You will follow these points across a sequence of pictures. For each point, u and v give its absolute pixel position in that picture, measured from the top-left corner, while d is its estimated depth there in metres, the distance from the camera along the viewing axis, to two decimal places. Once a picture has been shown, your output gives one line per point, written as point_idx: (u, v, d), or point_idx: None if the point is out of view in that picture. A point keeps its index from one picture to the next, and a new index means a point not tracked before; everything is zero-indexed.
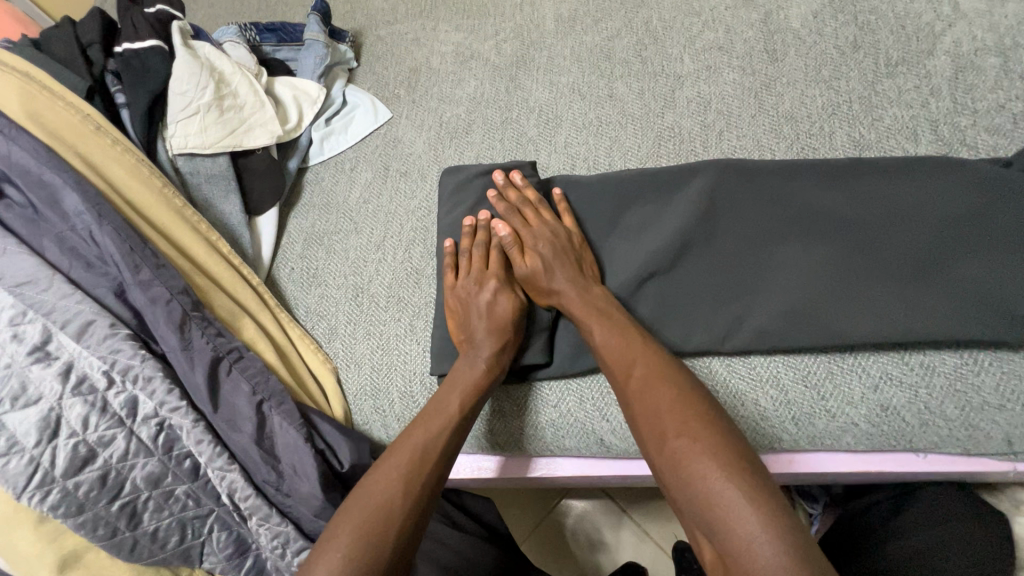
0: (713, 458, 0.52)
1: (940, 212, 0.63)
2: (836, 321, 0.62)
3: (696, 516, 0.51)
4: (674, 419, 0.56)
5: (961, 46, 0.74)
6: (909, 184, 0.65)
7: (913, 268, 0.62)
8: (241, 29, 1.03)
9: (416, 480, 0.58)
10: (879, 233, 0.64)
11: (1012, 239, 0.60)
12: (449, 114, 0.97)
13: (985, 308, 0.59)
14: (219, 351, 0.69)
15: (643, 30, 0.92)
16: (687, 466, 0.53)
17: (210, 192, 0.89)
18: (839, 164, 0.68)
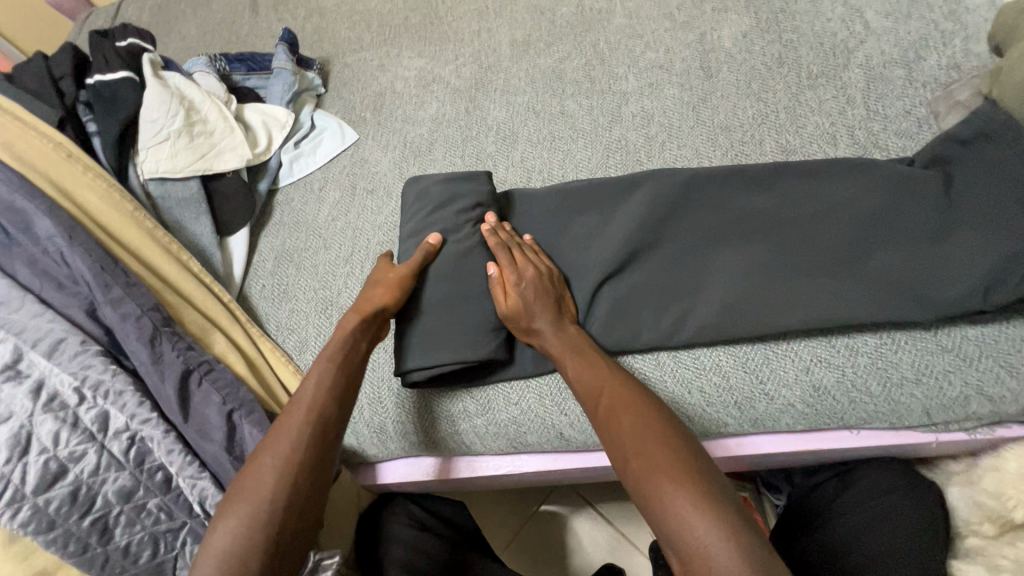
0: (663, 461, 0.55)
1: (852, 207, 0.69)
2: (769, 312, 0.67)
3: (657, 528, 0.52)
4: (638, 434, 0.58)
5: (871, 60, 0.82)
6: (824, 184, 0.72)
7: (827, 262, 0.68)
8: (211, 59, 1.08)
9: (302, 465, 0.60)
10: (801, 231, 0.70)
11: (915, 229, 0.66)
12: (412, 134, 1.02)
13: (897, 292, 0.64)
14: (189, 363, 0.72)
15: (591, 52, 0.99)
16: (650, 478, 0.54)
17: (181, 214, 0.92)
18: (768, 168, 0.75)
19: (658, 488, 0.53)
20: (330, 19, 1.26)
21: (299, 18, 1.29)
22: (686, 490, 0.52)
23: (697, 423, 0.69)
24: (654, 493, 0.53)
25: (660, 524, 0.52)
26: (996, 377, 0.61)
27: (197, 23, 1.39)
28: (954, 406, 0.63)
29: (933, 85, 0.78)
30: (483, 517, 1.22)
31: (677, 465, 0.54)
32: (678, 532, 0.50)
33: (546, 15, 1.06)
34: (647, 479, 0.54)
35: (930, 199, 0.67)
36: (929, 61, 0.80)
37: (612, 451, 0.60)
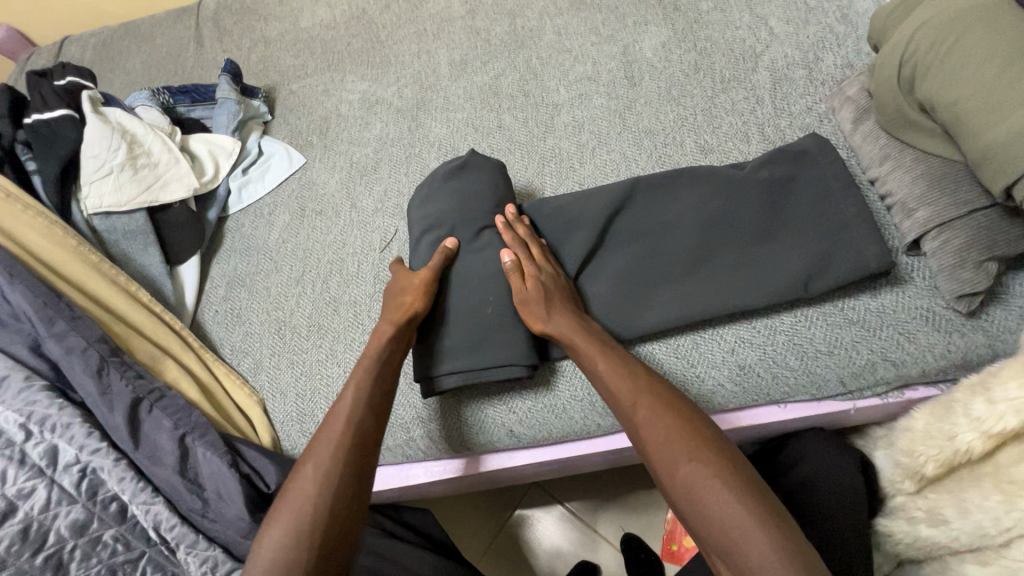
0: (723, 483, 0.54)
1: (704, 212, 0.75)
2: (634, 317, 0.72)
3: (711, 538, 0.54)
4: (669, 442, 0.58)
5: (776, 63, 0.89)
6: (684, 194, 0.77)
7: (735, 262, 0.72)
8: (154, 93, 1.09)
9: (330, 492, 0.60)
10: (716, 230, 0.74)
11: (770, 226, 0.72)
12: (358, 155, 1.05)
13: (747, 287, 0.70)
14: (138, 392, 0.72)
15: (525, 68, 1.04)
16: (698, 491, 0.55)
17: (129, 246, 0.93)
18: (688, 173, 0.78)
19: (712, 502, 0.54)
20: (275, 48, 1.29)
21: (245, 48, 1.32)
22: (743, 505, 0.53)
23: None
24: (704, 507, 0.54)
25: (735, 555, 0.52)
26: (897, 343, 0.66)
27: (142, 58, 1.40)
28: (865, 372, 0.67)
29: (830, 83, 0.86)
30: (457, 528, 1.24)
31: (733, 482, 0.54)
32: (733, 544, 0.52)
33: (481, 34, 1.12)
34: (698, 494, 0.55)
35: (810, 194, 0.73)
36: (826, 61, 0.87)
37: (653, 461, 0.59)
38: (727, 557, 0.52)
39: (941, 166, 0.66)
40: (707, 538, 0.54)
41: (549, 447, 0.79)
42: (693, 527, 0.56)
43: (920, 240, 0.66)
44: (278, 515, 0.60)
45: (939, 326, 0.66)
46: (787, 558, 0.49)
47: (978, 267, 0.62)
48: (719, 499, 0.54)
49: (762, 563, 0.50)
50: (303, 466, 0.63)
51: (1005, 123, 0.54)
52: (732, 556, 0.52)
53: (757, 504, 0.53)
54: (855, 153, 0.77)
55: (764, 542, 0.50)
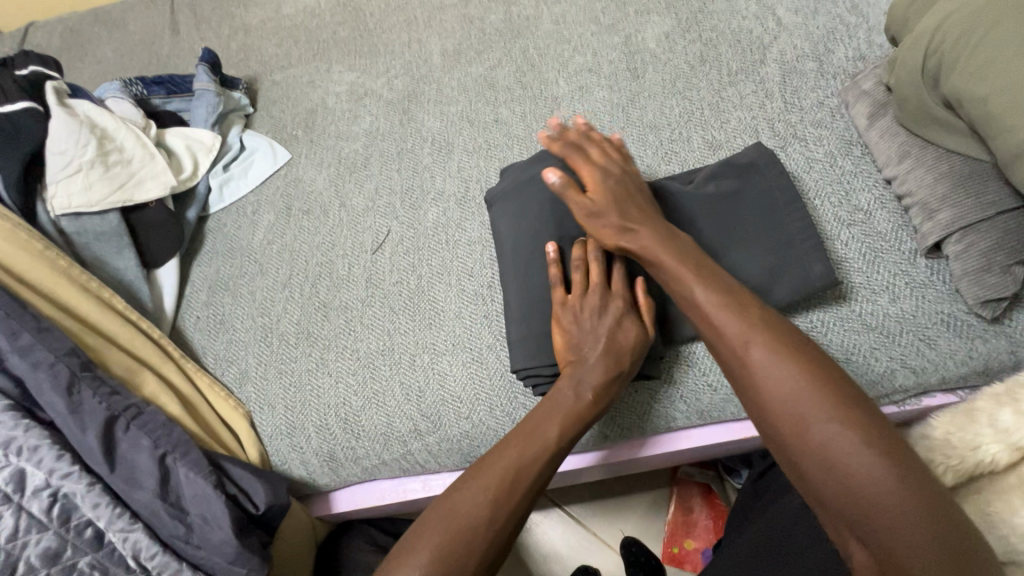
0: (872, 453, 0.46)
1: (718, 214, 0.70)
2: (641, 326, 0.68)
3: (843, 505, 0.46)
4: (784, 393, 0.50)
5: (785, 55, 0.86)
6: (700, 196, 0.71)
7: (766, 264, 0.67)
8: (125, 84, 1.03)
9: (500, 508, 0.55)
10: (738, 230, 0.69)
11: (785, 227, 0.68)
12: (347, 150, 1.00)
13: (764, 293, 0.66)
14: (113, 409, 0.67)
15: (522, 58, 0.99)
16: (836, 452, 0.46)
17: (101, 249, 0.87)
18: (716, 167, 0.73)
19: (852, 464, 0.46)
20: (256, 36, 1.22)
21: (224, 36, 1.25)
22: (903, 484, 0.44)
23: (647, 419, 0.72)
24: (844, 469, 0.46)
25: (877, 533, 0.44)
26: (917, 349, 0.64)
27: (114, 46, 1.32)
28: (883, 380, 0.64)
29: (842, 76, 0.82)
30: None
31: (884, 452, 0.46)
32: (877, 514, 0.44)
33: (475, 23, 1.06)
34: (830, 452, 0.47)
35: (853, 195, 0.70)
36: (837, 54, 0.84)
37: (772, 410, 0.50)
38: (859, 528, 0.45)
39: (965, 166, 0.63)
40: (847, 514, 0.46)
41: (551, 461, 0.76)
42: (818, 493, 0.47)
43: (941, 243, 0.64)
44: (425, 531, 0.54)
45: (960, 332, 0.63)
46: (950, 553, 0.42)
47: (1004, 273, 0.59)
48: (866, 472, 0.45)
49: (911, 537, 0.43)
50: (464, 491, 0.56)
51: None
52: (869, 524, 0.44)
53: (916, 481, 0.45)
54: (869, 150, 0.74)
55: (927, 529, 0.43)
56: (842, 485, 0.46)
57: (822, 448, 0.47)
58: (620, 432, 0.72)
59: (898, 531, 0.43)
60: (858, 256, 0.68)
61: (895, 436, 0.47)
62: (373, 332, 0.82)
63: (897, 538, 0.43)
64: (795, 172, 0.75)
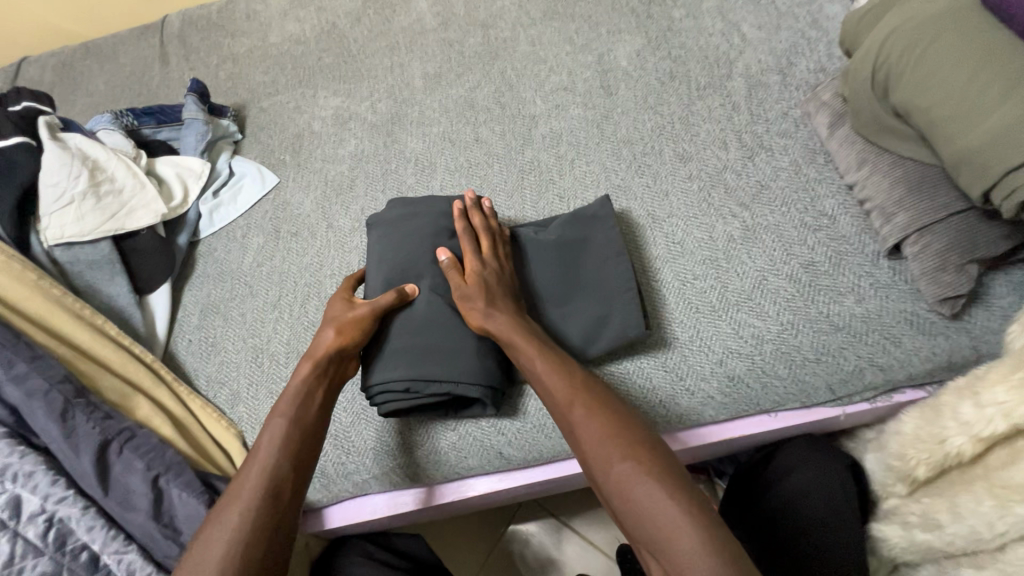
0: (660, 485, 0.54)
1: None
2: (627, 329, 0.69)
3: (645, 536, 0.53)
4: (601, 441, 0.58)
5: (750, 69, 0.89)
6: None
7: (597, 309, 0.71)
8: (116, 115, 1.05)
9: (244, 519, 0.58)
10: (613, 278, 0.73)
11: None
12: (333, 173, 1.03)
13: None
14: (107, 433, 0.68)
15: (499, 79, 1.03)
16: (628, 490, 0.54)
17: (94, 277, 0.89)
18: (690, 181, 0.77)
19: (649, 506, 0.53)
20: (243, 65, 1.25)
21: (212, 66, 1.29)
22: (680, 509, 0.52)
23: None
24: (637, 505, 0.54)
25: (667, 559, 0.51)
26: (884, 348, 0.66)
27: (105, 78, 1.35)
28: (852, 378, 0.67)
29: (804, 88, 0.86)
30: (450, 549, 1.21)
31: (670, 485, 0.54)
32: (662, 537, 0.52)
33: (455, 46, 1.10)
34: (626, 492, 0.54)
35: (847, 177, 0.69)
36: (799, 66, 0.88)
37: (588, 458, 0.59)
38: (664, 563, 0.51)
39: (918, 171, 0.66)
40: (648, 545, 0.53)
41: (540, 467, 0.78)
42: (627, 529, 0.55)
43: (901, 245, 0.67)
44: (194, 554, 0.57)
45: (922, 329, 0.66)
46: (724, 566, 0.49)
47: (958, 271, 0.62)
48: (657, 506, 0.53)
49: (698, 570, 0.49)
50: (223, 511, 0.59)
51: (983, 125, 0.54)
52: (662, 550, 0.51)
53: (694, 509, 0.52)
54: (832, 158, 0.78)
55: (701, 546, 0.50)
56: (640, 517, 0.53)
57: (624, 487, 0.55)
58: None
59: (688, 563, 0.50)
60: (825, 260, 0.71)
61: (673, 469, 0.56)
62: None
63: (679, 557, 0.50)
64: (762, 181, 0.78)
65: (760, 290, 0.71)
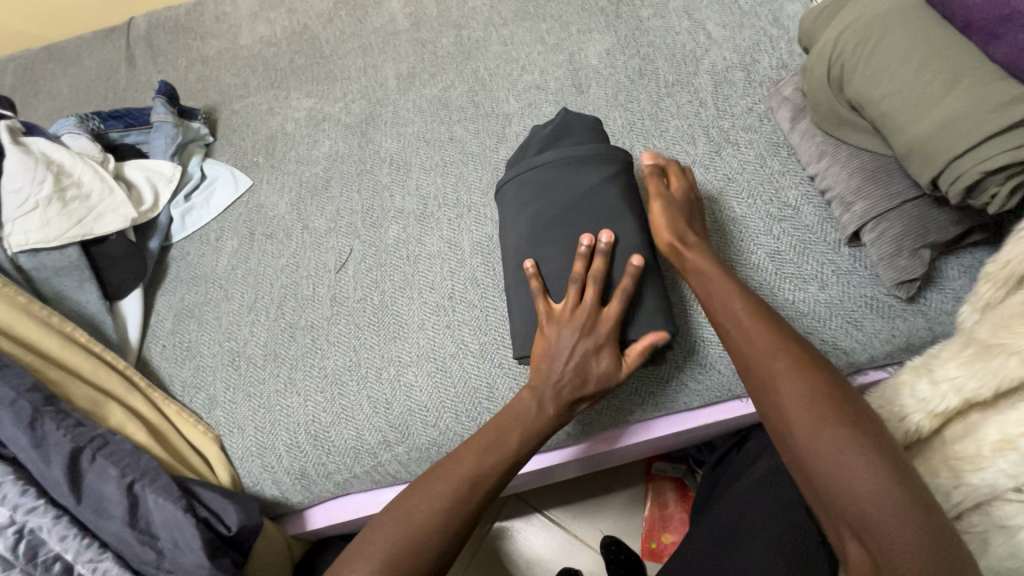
0: (869, 454, 0.50)
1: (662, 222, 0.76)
2: None
3: (833, 495, 0.50)
4: (800, 395, 0.54)
5: (716, 66, 0.92)
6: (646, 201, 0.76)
7: None
8: (82, 119, 1.03)
9: (447, 516, 0.58)
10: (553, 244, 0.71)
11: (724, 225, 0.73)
12: (307, 174, 1.02)
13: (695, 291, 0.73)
14: (78, 441, 0.67)
15: (473, 79, 1.04)
16: (840, 458, 0.50)
17: (62, 284, 0.87)
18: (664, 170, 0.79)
19: (855, 474, 0.49)
20: (214, 67, 1.24)
21: (181, 68, 1.27)
22: (891, 485, 0.48)
23: (607, 415, 0.74)
24: (844, 475, 0.50)
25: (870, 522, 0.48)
26: (845, 331, 0.69)
27: (69, 81, 1.32)
28: (818, 362, 0.69)
29: (767, 83, 0.89)
30: None
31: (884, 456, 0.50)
32: (876, 521, 0.47)
33: (428, 46, 1.11)
34: (837, 462, 0.50)
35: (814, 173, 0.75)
36: (762, 63, 0.91)
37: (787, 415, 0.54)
38: (858, 526, 0.48)
39: (874, 161, 0.69)
40: (840, 505, 0.50)
41: (567, 449, 0.78)
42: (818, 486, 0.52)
43: (859, 232, 0.70)
44: (385, 520, 0.59)
45: (881, 312, 0.69)
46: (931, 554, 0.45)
47: (913, 256, 0.65)
48: (867, 476, 0.49)
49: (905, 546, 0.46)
50: (418, 488, 0.61)
51: (931, 115, 0.57)
52: (871, 529, 0.48)
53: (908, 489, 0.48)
54: (795, 150, 0.80)
55: (911, 527, 0.46)
56: (843, 478, 0.50)
57: (826, 449, 0.51)
58: (580, 429, 0.75)
59: (891, 534, 0.47)
60: (790, 249, 0.74)
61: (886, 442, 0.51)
62: (340, 349, 0.84)
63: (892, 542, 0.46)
64: (729, 175, 0.81)
65: None
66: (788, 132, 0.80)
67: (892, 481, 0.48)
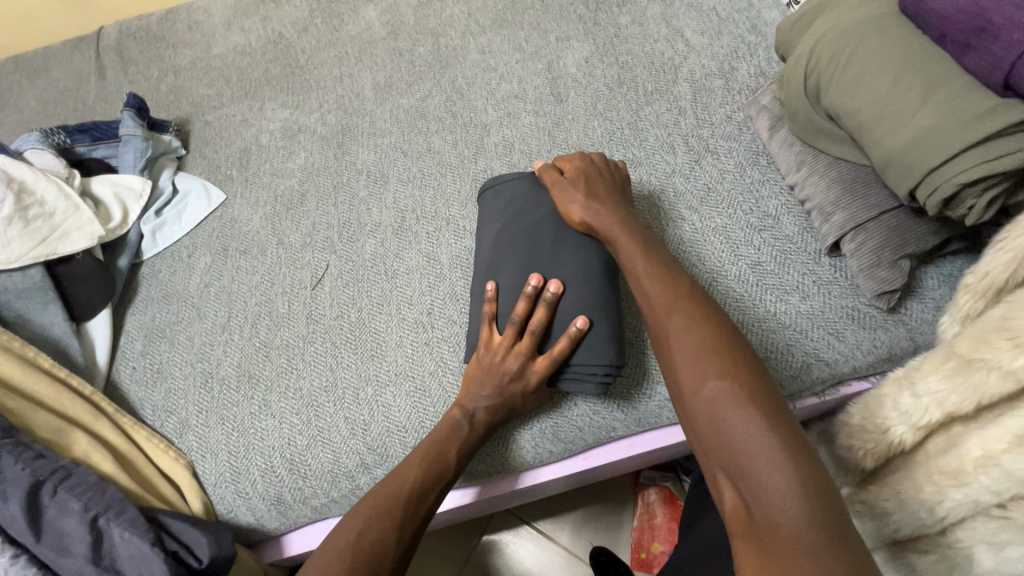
0: (748, 399, 0.49)
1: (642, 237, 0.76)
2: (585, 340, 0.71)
3: (713, 440, 0.49)
4: (690, 342, 0.54)
5: (695, 74, 0.91)
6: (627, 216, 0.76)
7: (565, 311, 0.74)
8: (46, 133, 1.00)
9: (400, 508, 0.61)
10: (507, 280, 0.71)
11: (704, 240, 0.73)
12: (282, 187, 1.00)
13: None
14: (38, 474, 0.64)
15: (451, 88, 1.02)
16: (723, 409, 0.49)
17: (25, 306, 0.84)
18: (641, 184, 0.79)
19: (733, 419, 0.48)
20: (186, 77, 1.21)
21: (152, 79, 1.24)
22: (770, 432, 0.46)
23: (587, 432, 0.73)
24: (725, 419, 0.48)
25: (738, 460, 0.46)
26: (827, 343, 0.68)
27: (36, 93, 1.28)
28: (802, 375, 0.68)
29: (746, 91, 0.88)
30: (422, 563, 1.19)
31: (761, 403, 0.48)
32: (750, 469, 0.45)
33: (405, 55, 1.09)
34: (718, 406, 0.49)
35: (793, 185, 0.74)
36: (741, 71, 0.90)
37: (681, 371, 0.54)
38: (732, 472, 0.46)
39: (852, 171, 0.68)
40: (716, 453, 0.48)
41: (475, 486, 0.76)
42: (700, 435, 0.50)
43: (839, 242, 0.69)
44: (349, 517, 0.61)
45: (863, 323, 0.68)
46: (803, 498, 0.42)
47: (892, 267, 0.64)
48: (744, 420, 0.47)
49: (776, 487, 0.43)
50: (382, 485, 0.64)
51: (907, 127, 0.56)
52: (744, 477, 0.45)
53: (784, 434, 0.46)
54: (774, 159, 0.80)
55: (783, 469, 0.44)
56: (719, 422, 0.49)
57: (710, 394, 0.50)
58: (562, 447, 0.73)
59: (758, 478, 0.45)
60: (770, 260, 0.73)
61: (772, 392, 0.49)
62: (316, 369, 0.81)
63: (762, 489, 0.44)
64: (709, 185, 0.80)
65: (709, 292, 0.73)
66: (767, 140, 0.79)
67: (770, 430, 0.46)
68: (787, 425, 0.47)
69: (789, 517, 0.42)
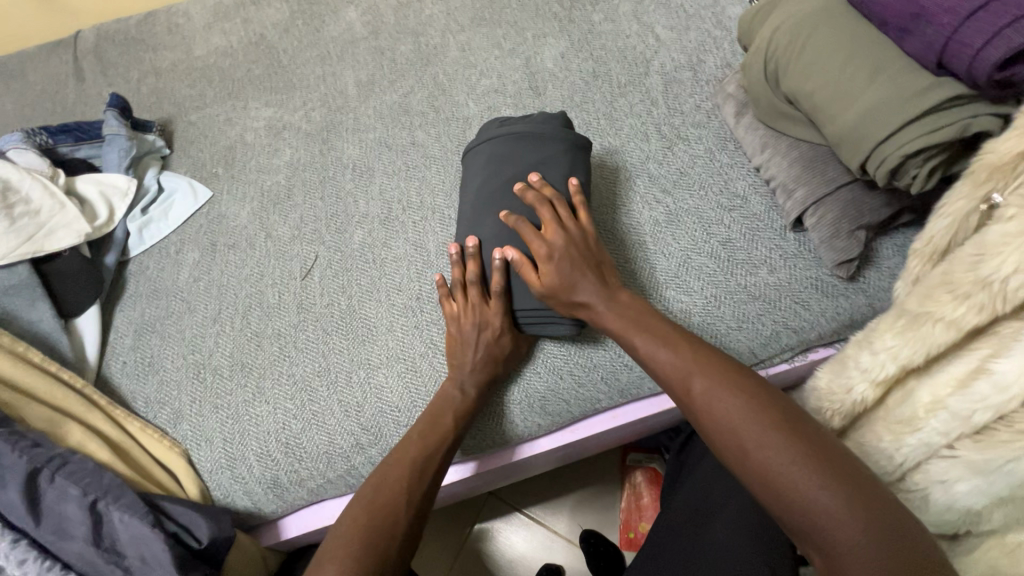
0: (796, 456, 0.49)
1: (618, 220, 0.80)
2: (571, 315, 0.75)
3: (776, 505, 0.49)
4: (722, 406, 0.55)
5: (665, 67, 0.96)
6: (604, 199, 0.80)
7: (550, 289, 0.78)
8: (28, 134, 1.00)
9: (398, 486, 0.65)
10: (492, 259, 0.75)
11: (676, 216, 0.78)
12: (269, 183, 1.02)
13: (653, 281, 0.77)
14: (36, 461, 0.65)
15: (432, 84, 1.05)
16: (772, 474, 0.49)
17: (12, 303, 0.84)
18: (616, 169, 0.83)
19: (787, 481, 0.48)
20: (168, 79, 1.22)
21: (133, 81, 1.24)
22: (826, 486, 0.46)
23: (574, 404, 0.77)
24: (779, 482, 0.49)
25: (807, 522, 0.46)
26: (795, 312, 0.73)
27: (13, 97, 1.28)
28: (770, 342, 0.73)
29: (713, 82, 0.93)
30: (416, 554, 1.21)
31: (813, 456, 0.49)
32: (819, 532, 0.45)
33: (387, 54, 1.12)
34: (768, 473, 0.49)
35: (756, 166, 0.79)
36: (708, 63, 0.95)
37: (718, 441, 0.54)
38: (807, 536, 0.47)
39: (811, 151, 0.73)
40: (785, 520, 0.48)
41: (472, 461, 0.79)
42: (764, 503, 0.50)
43: (802, 217, 0.74)
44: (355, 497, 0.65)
45: (825, 292, 0.73)
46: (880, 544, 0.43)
47: (850, 237, 0.70)
48: (800, 480, 0.47)
49: (850, 541, 0.44)
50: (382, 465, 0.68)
51: (856, 106, 0.62)
52: (816, 538, 0.46)
53: (843, 486, 0.46)
54: (740, 144, 0.85)
55: (850, 522, 0.44)
56: (775, 488, 0.49)
57: (758, 462, 0.50)
58: (551, 420, 0.77)
59: (832, 535, 0.45)
60: (740, 237, 0.78)
61: (819, 442, 0.50)
62: (309, 356, 0.83)
63: (836, 546, 0.44)
64: (681, 169, 0.85)
65: (684, 267, 0.77)
66: (734, 126, 0.84)
67: (825, 485, 0.46)
68: (843, 474, 0.47)
69: (858, 556, 0.43)
